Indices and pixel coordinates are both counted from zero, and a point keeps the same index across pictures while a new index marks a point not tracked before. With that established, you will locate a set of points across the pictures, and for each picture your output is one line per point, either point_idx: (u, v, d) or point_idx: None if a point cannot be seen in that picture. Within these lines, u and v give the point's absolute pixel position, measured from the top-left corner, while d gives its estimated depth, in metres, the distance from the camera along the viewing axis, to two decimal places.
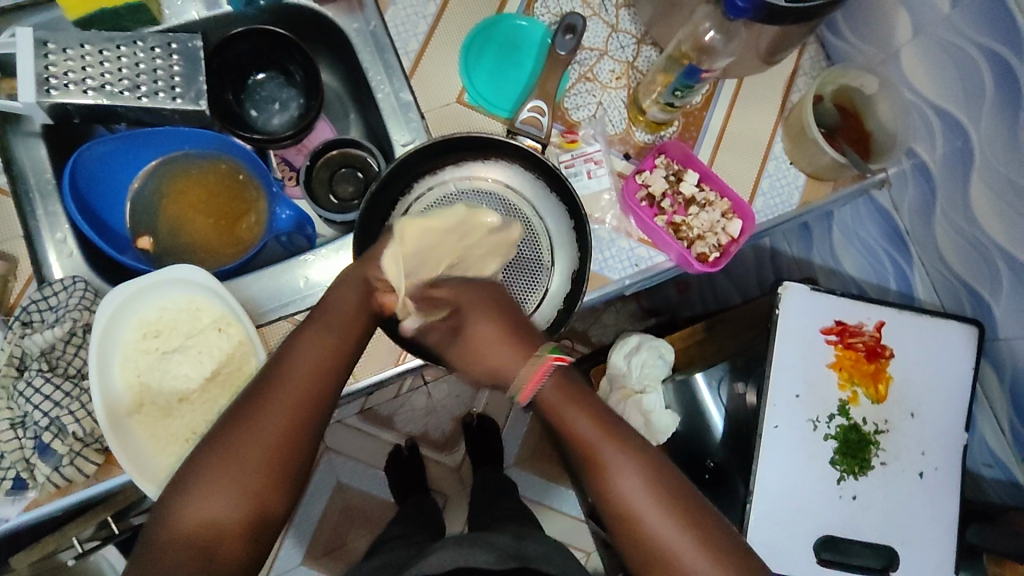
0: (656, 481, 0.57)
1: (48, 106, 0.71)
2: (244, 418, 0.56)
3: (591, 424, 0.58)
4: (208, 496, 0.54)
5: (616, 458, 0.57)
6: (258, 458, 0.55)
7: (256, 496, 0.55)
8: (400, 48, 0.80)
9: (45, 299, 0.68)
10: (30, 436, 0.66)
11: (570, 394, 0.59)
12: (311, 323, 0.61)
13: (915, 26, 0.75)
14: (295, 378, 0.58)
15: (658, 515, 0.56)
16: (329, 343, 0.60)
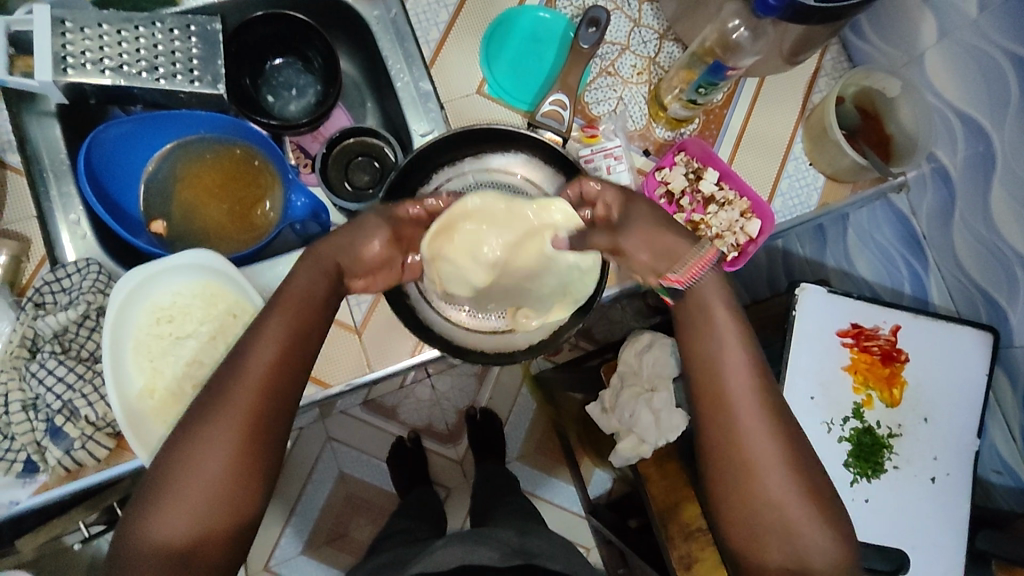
0: (778, 420, 0.59)
1: (64, 86, 0.70)
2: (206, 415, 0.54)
3: (740, 353, 0.61)
4: (172, 504, 0.53)
5: (744, 389, 0.59)
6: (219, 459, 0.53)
7: (223, 497, 0.53)
8: (421, 36, 0.80)
9: (58, 281, 0.67)
10: (41, 419, 0.65)
11: (720, 297, 0.63)
12: (267, 313, 0.58)
13: (941, 29, 0.75)
14: (251, 373, 0.55)
15: (772, 451, 0.58)
16: (286, 333, 0.57)
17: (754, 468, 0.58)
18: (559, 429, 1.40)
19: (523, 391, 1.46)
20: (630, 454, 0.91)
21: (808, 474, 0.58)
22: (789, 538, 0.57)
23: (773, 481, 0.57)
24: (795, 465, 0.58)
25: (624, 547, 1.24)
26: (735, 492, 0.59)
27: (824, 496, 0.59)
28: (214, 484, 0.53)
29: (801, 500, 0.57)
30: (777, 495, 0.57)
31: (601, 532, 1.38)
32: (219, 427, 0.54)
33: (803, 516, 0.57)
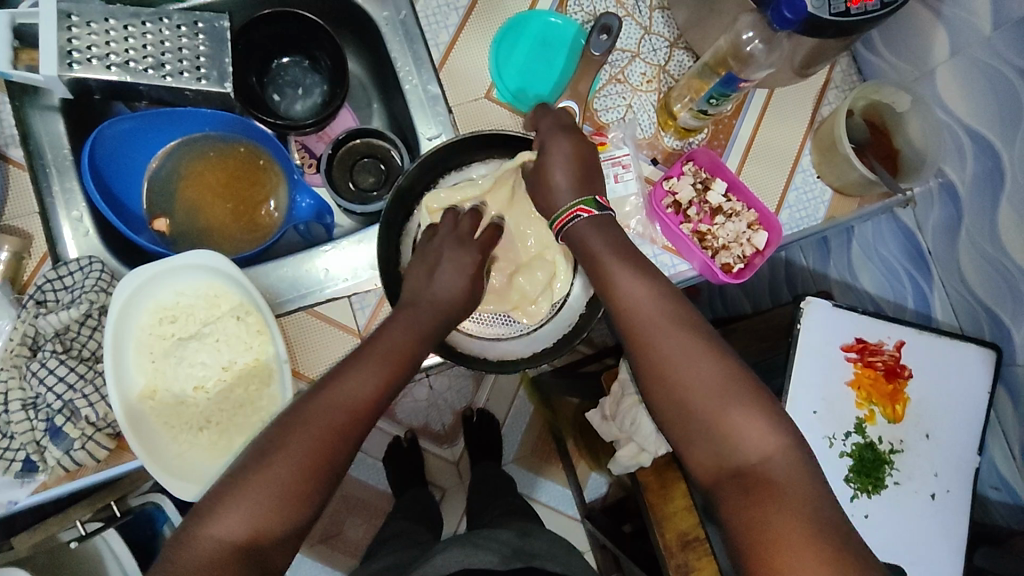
0: (691, 333, 0.57)
1: (69, 81, 0.69)
2: (300, 423, 0.54)
3: (638, 285, 0.59)
4: (242, 500, 0.52)
5: (651, 315, 0.58)
6: (284, 485, 0.53)
7: (280, 518, 0.53)
8: (430, 39, 0.79)
9: (60, 279, 0.66)
10: (40, 419, 0.65)
11: (601, 231, 0.62)
12: (364, 350, 0.59)
13: (953, 45, 0.75)
14: (334, 402, 0.56)
15: (689, 364, 0.56)
16: (381, 373, 0.58)
17: (678, 383, 0.56)
18: (556, 432, 1.39)
19: (520, 394, 1.46)
20: (629, 462, 0.91)
21: (734, 381, 0.55)
22: (725, 446, 0.54)
23: (694, 391, 0.55)
24: (715, 370, 0.56)
25: (618, 552, 1.24)
26: (670, 409, 0.57)
27: (758, 398, 0.55)
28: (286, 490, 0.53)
29: (722, 404, 0.55)
30: (700, 403, 0.55)
31: (596, 536, 1.38)
32: (293, 453, 0.53)
33: (731, 410, 0.54)
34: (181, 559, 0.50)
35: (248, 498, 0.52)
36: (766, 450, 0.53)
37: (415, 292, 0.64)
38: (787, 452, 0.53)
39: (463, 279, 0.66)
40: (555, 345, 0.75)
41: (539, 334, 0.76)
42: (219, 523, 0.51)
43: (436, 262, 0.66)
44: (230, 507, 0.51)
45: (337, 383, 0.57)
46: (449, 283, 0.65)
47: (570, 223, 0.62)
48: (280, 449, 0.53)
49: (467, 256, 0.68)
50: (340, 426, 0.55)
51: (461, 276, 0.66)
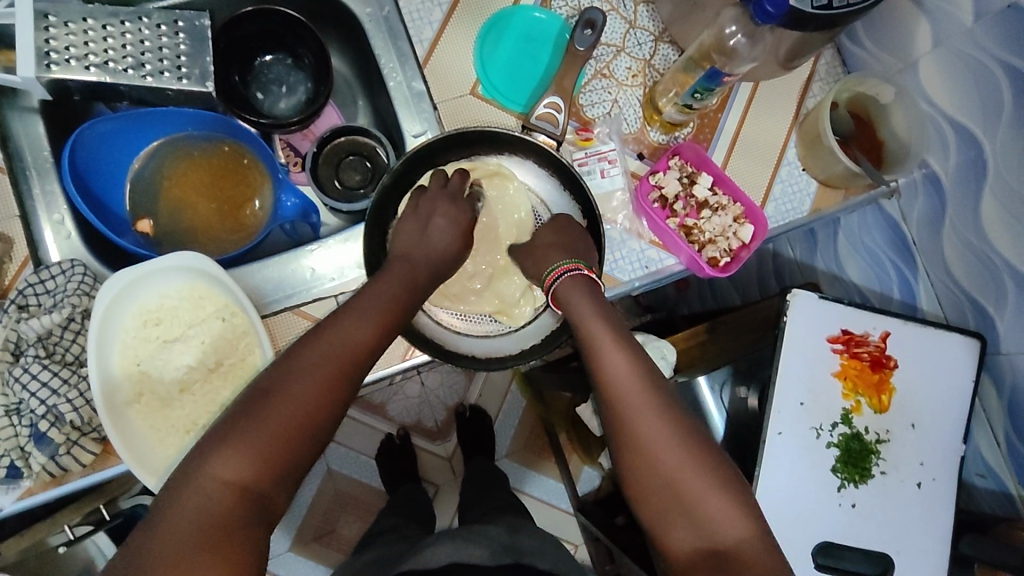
0: (673, 417, 0.58)
1: (48, 82, 0.68)
2: (296, 365, 0.56)
3: (625, 361, 0.60)
4: (244, 439, 0.52)
5: (637, 394, 0.58)
6: (286, 426, 0.53)
7: (279, 459, 0.53)
8: (414, 35, 0.78)
9: (42, 283, 0.66)
10: (24, 424, 0.65)
11: (591, 305, 0.65)
12: (355, 303, 0.61)
13: (935, 36, 0.75)
14: (331, 347, 0.57)
15: (671, 447, 0.57)
16: (372, 323, 0.60)
17: (653, 460, 0.56)
18: (548, 426, 1.39)
19: (512, 389, 1.46)
20: None
21: (709, 460, 0.57)
22: (699, 523, 0.55)
23: (676, 472, 0.56)
24: (695, 452, 0.57)
25: (611, 544, 1.25)
26: (652, 492, 0.57)
27: (733, 480, 0.57)
28: (287, 429, 0.53)
29: (700, 485, 0.56)
30: (673, 481, 0.56)
31: (589, 528, 1.39)
32: (295, 396, 0.54)
33: (710, 496, 0.55)
34: (182, 500, 0.50)
35: (252, 437, 0.52)
36: (739, 531, 0.55)
37: (409, 249, 0.68)
38: (756, 532, 0.55)
39: (454, 234, 0.70)
40: (544, 341, 0.74)
41: (528, 330, 0.76)
42: (221, 460, 0.51)
43: (427, 219, 0.70)
44: (233, 447, 0.52)
45: (330, 331, 0.58)
46: (443, 236, 0.70)
47: (559, 282, 0.67)
48: (280, 391, 0.54)
49: (459, 214, 0.72)
50: (339, 370, 0.57)
51: (453, 233, 0.70)
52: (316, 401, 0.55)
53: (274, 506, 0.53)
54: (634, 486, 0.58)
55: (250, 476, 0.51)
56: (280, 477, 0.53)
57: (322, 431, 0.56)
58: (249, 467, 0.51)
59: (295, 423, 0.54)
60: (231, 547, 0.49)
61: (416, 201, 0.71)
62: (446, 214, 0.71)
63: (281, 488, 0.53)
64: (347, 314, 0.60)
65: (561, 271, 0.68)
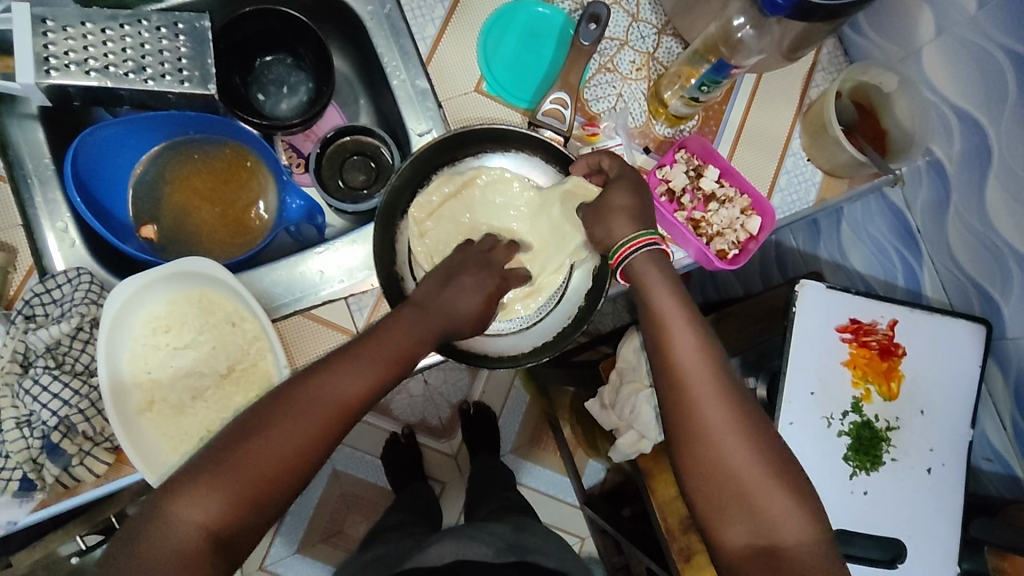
0: (740, 411, 0.57)
1: (47, 88, 0.67)
2: (282, 414, 0.53)
3: (699, 350, 0.58)
4: (213, 484, 0.50)
5: (704, 383, 0.57)
6: (256, 476, 0.51)
7: (244, 509, 0.51)
8: (416, 33, 0.78)
9: (48, 292, 0.65)
10: (36, 437, 0.63)
11: (666, 285, 0.61)
12: (355, 350, 0.58)
13: (939, 24, 0.75)
14: (320, 399, 0.55)
15: (738, 442, 0.56)
16: (370, 376, 0.57)
17: (718, 454, 0.56)
18: (552, 421, 1.40)
19: (515, 384, 1.46)
20: (630, 450, 0.91)
21: (774, 460, 0.56)
22: (757, 518, 0.55)
23: (739, 468, 0.56)
24: (761, 448, 0.56)
25: (618, 536, 1.25)
26: (708, 485, 0.56)
27: (796, 483, 0.56)
28: (257, 480, 0.51)
29: (763, 481, 0.55)
30: (738, 476, 0.55)
31: (596, 521, 1.39)
32: (271, 447, 0.52)
33: (772, 496, 0.55)
34: (150, 539, 0.49)
35: (223, 484, 0.50)
36: (795, 534, 0.55)
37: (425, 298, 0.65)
38: (817, 535, 0.55)
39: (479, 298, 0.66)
40: (556, 337, 0.75)
41: (538, 328, 0.76)
42: (187, 503, 0.50)
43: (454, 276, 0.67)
44: (205, 492, 0.50)
45: (321, 380, 0.55)
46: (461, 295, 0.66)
47: (631, 256, 0.62)
48: (258, 440, 0.52)
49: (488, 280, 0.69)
50: (324, 423, 0.54)
51: (475, 298, 0.66)
52: (293, 454, 0.53)
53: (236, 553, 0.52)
54: (689, 477, 0.57)
55: (212, 524, 0.50)
56: (249, 526, 0.52)
57: (293, 484, 0.54)
58: (212, 516, 0.50)
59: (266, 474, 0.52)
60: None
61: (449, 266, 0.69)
62: (473, 276, 0.68)
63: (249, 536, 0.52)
64: (345, 361, 0.57)
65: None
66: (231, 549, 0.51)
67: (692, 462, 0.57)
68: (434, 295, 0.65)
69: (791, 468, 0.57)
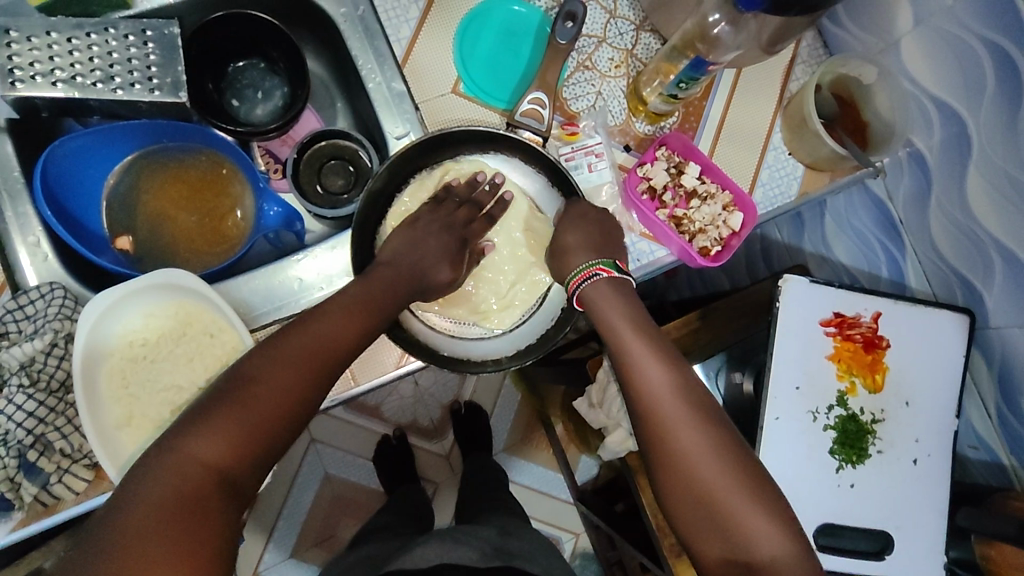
0: (711, 429, 0.58)
1: (13, 100, 0.66)
2: (274, 356, 0.55)
3: (665, 376, 0.59)
4: (218, 427, 0.50)
5: (675, 404, 0.58)
6: (258, 415, 0.52)
7: (248, 445, 0.51)
8: (391, 35, 0.77)
9: (21, 308, 0.64)
10: (11, 457, 0.62)
11: (624, 309, 0.63)
12: (336, 301, 0.60)
13: (916, 15, 0.74)
14: (314, 342, 0.56)
15: (709, 459, 0.56)
16: (357, 324, 0.59)
17: (692, 475, 0.56)
18: (543, 418, 1.40)
19: (505, 383, 1.45)
20: (619, 447, 0.91)
21: (749, 477, 0.56)
22: (732, 537, 0.55)
23: (713, 487, 0.56)
24: (734, 467, 0.56)
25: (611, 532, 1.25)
26: (683, 505, 0.57)
27: (771, 498, 0.56)
28: (257, 420, 0.52)
29: (738, 498, 0.55)
30: (710, 494, 0.56)
31: (589, 517, 1.39)
32: (271, 388, 0.53)
33: (749, 514, 0.55)
34: (156, 476, 0.48)
35: (225, 424, 0.51)
36: (777, 548, 0.54)
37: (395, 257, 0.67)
38: (793, 551, 0.54)
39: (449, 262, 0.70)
40: (541, 339, 0.74)
41: (520, 331, 0.76)
42: (194, 446, 0.49)
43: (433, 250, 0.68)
44: (210, 427, 0.50)
45: (307, 326, 0.57)
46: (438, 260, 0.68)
47: (585, 285, 0.65)
48: (256, 384, 0.53)
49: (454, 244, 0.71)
50: (319, 364, 0.56)
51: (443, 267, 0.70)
52: (291, 394, 0.54)
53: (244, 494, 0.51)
54: (667, 494, 0.58)
55: (217, 466, 0.50)
56: (253, 465, 0.52)
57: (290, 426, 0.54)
58: (219, 455, 0.50)
59: (266, 412, 0.52)
60: (201, 532, 0.47)
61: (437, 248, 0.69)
62: (438, 240, 0.70)
63: (251, 477, 0.52)
64: (328, 309, 0.59)
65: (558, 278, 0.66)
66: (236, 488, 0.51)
67: (669, 483, 0.58)
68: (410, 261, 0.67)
69: (767, 486, 0.57)
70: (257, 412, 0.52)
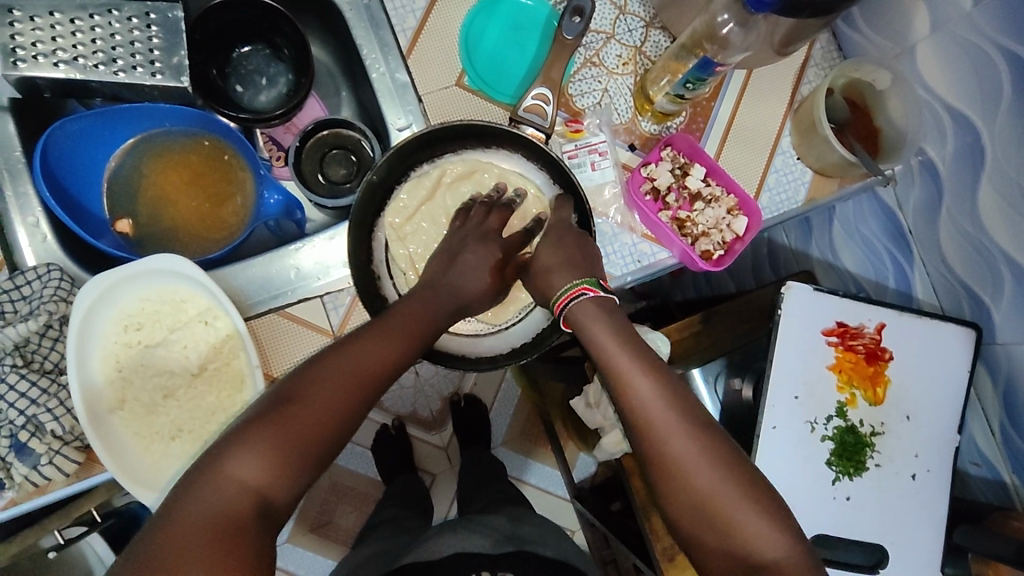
0: (710, 443, 0.56)
1: (15, 80, 0.65)
2: (314, 376, 0.54)
3: (653, 387, 0.58)
4: (257, 444, 0.50)
5: (666, 417, 0.56)
6: (297, 434, 0.51)
7: (286, 466, 0.51)
8: (396, 25, 0.76)
9: (17, 288, 0.64)
10: (4, 436, 0.63)
11: (615, 330, 0.61)
12: (380, 322, 0.59)
13: (934, 20, 0.73)
14: (359, 363, 0.56)
15: (705, 470, 0.55)
16: (399, 344, 0.58)
17: (690, 485, 0.55)
18: (543, 415, 1.39)
19: (506, 377, 1.45)
20: (614, 448, 0.91)
21: (749, 484, 0.55)
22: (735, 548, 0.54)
23: (705, 492, 0.54)
24: (734, 472, 0.55)
25: (607, 531, 1.25)
26: (688, 515, 0.55)
27: (770, 500, 0.55)
28: (298, 438, 0.52)
29: (737, 502, 0.54)
30: (712, 500, 0.54)
31: (586, 515, 1.39)
32: (311, 407, 0.53)
33: (744, 511, 0.54)
34: (201, 492, 0.49)
35: (265, 442, 0.51)
36: (777, 549, 0.53)
37: (433, 280, 0.66)
38: (794, 553, 0.54)
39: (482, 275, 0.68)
40: (536, 338, 0.74)
41: (514, 330, 0.76)
42: (235, 464, 0.50)
43: (457, 256, 0.68)
44: (251, 446, 0.50)
45: (351, 347, 0.56)
46: (466, 276, 0.67)
47: (572, 304, 0.63)
48: (299, 404, 0.53)
49: (488, 253, 0.69)
50: (359, 384, 0.55)
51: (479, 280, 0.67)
52: (331, 415, 0.53)
53: (278, 514, 0.51)
54: (671, 506, 0.56)
55: (255, 486, 0.50)
56: (292, 486, 0.52)
57: (329, 449, 0.53)
58: (256, 474, 0.50)
59: (305, 434, 0.52)
60: (239, 552, 0.47)
61: (452, 249, 0.69)
62: (474, 254, 0.68)
63: (287, 504, 0.52)
64: (370, 331, 0.58)
65: (554, 279, 0.65)
66: (270, 511, 0.50)
67: (669, 495, 0.56)
68: (440, 276, 0.67)
69: (767, 491, 0.56)
70: (298, 432, 0.52)
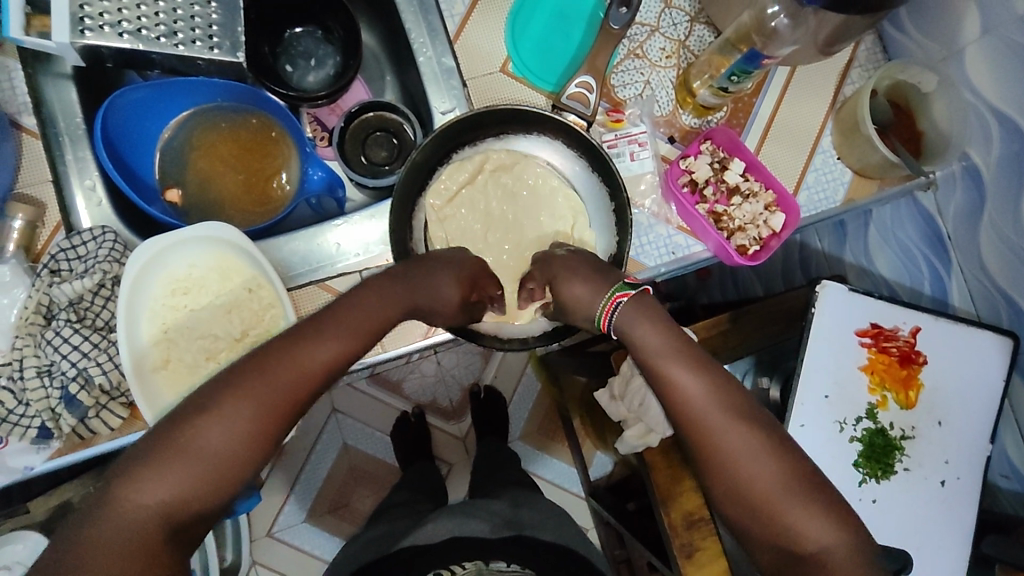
0: (757, 434, 0.55)
1: (81, 48, 0.68)
2: (237, 388, 0.50)
3: (695, 378, 0.56)
4: (170, 467, 0.47)
5: (716, 411, 0.55)
6: (214, 456, 0.48)
7: (204, 488, 0.48)
8: (445, 10, 0.78)
9: (74, 248, 0.67)
10: (55, 386, 0.66)
11: (656, 325, 0.59)
12: (318, 320, 0.54)
13: (985, 24, 0.72)
14: (292, 372, 0.51)
15: (756, 462, 0.54)
16: (337, 346, 0.54)
17: (743, 476, 0.54)
18: (562, 411, 1.39)
19: (527, 371, 1.45)
20: (636, 442, 0.89)
21: (795, 473, 0.54)
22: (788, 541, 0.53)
23: (758, 485, 0.53)
24: (785, 470, 0.54)
25: (621, 529, 1.25)
26: (741, 511, 0.54)
27: (821, 492, 0.54)
28: (219, 458, 0.48)
29: (781, 493, 0.53)
30: (767, 493, 0.53)
31: (600, 513, 1.38)
32: (230, 425, 0.49)
33: (791, 501, 0.53)
34: (104, 519, 0.45)
35: (177, 465, 0.47)
36: (827, 535, 0.52)
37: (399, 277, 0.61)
38: (842, 540, 0.52)
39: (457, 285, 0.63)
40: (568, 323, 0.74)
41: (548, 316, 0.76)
42: (144, 489, 0.46)
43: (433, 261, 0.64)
44: (164, 469, 0.47)
45: (281, 352, 0.52)
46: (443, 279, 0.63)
47: (614, 315, 0.60)
48: (217, 422, 0.48)
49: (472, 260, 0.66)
50: (289, 397, 0.51)
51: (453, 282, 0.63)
52: (255, 432, 0.49)
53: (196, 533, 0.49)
54: (724, 499, 0.55)
55: (168, 509, 0.47)
56: (211, 505, 0.49)
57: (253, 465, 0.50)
58: (169, 498, 0.47)
59: (224, 455, 0.48)
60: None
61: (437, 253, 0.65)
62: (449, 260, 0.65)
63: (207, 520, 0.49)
64: (309, 330, 0.53)
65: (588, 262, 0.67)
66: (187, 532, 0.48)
67: (724, 491, 0.55)
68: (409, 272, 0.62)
69: (815, 478, 0.54)
70: (214, 453, 0.48)
